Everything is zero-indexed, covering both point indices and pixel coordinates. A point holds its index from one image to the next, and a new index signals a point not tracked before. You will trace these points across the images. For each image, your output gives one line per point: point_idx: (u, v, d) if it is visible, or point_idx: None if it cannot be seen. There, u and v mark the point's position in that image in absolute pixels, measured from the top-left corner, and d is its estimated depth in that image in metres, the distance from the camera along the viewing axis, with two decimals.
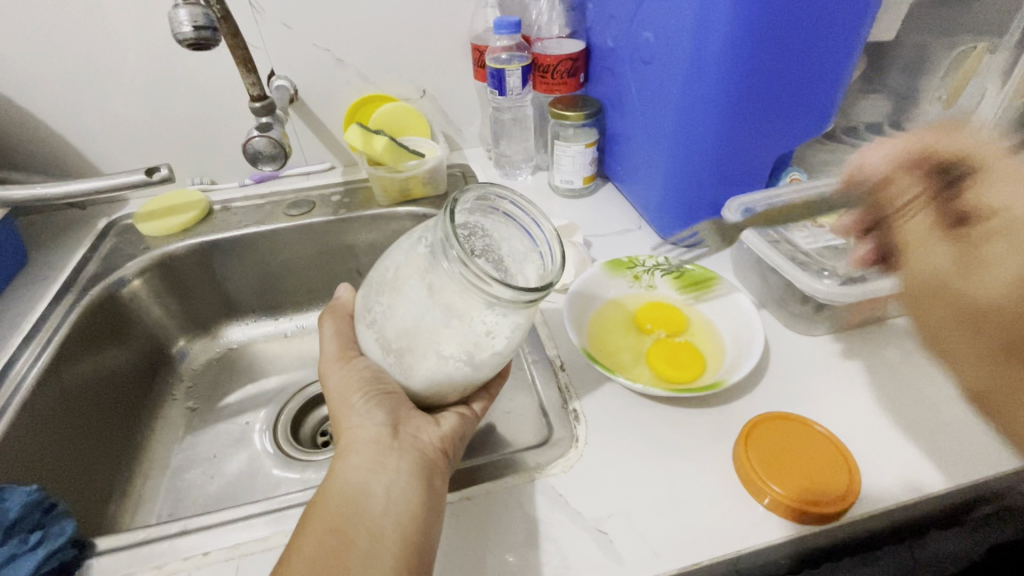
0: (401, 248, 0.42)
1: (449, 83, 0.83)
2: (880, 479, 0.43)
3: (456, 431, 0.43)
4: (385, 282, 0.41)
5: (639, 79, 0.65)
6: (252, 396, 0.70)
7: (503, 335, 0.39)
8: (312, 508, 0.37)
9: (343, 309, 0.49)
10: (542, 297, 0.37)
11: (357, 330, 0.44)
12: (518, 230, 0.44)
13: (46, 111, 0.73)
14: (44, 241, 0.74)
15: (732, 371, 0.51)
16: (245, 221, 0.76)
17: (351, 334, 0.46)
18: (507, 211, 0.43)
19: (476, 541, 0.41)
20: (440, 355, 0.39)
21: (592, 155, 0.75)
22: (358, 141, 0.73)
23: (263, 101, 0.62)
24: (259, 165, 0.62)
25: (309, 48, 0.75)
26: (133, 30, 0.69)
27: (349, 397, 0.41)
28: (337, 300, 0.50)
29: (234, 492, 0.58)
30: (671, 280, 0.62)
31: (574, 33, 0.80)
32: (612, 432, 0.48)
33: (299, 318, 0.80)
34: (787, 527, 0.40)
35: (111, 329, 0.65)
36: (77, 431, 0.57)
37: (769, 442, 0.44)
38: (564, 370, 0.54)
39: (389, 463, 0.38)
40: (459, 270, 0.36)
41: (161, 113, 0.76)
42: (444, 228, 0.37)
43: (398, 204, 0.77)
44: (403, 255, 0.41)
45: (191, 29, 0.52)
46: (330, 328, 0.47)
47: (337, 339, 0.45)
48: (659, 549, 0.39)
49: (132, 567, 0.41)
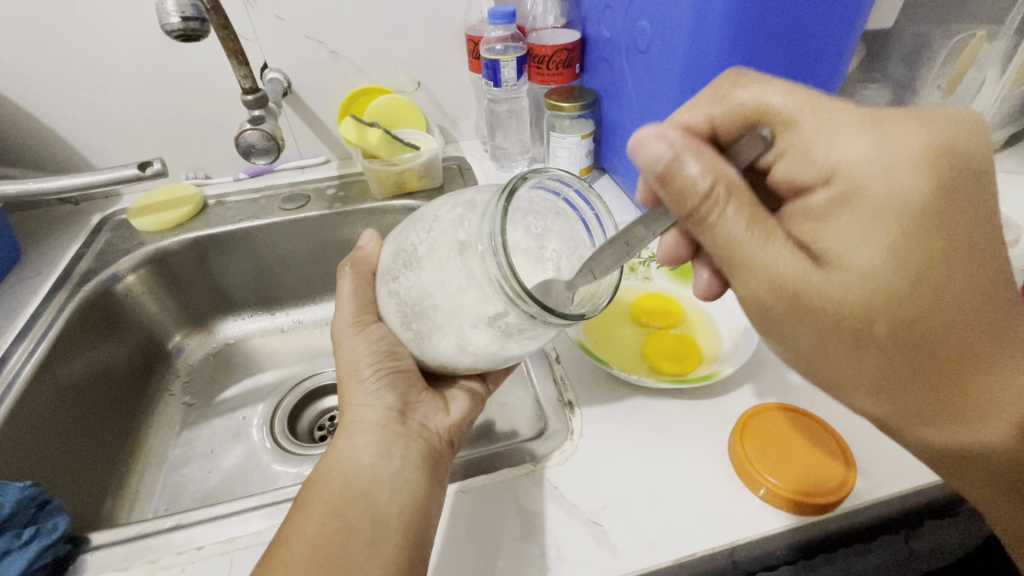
0: (442, 220, 0.39)
1: (443, 76, 0.83)
2: (877, 470, 0.43)
3: (466, 417, 0.44)
4: (414, 257, 0.39)
5: (637, 70, 0.64)
6: (248, 392, 0.70)
7: (532, 340, 0.37)
8: (316, 488, 0.36)
9: (364, 264, 0.46)
10: (571, 325, 0.35)
11: (377, 292, 0.43)
12: (575, 218, 0.42)
13: (38, 106, 0.72)
14: (37, 237, 0.74)
15: (728, 361, 0.50)
16: (239, 216, 0.75)
17: (371, 294, 0.45)
18: (569, 199, 0.41)
19: (472, 533, 0.41)
20: (461, 346, 0.38)
21: (588, 147, 0.74)
22: (352, 133, 0.72)
23: (255, 94, 0.61)
24: (252, 159, 0.62)
25: (301, 40, 0.74)
26: (122, 23, 0.68)
27: (361, 371, 0.41)
28: (362, 252, 0.48)
29: (230, 487, 0.58)
30: (666, 271, 0.62)
31: (569, 24, 0.79)
32: (608, 425, 0.47)
33: (295, 313, 0.79)
34: (782, 518, 0.40)
35: (107, 324, 0.65)
36: (72, 427, 0.56)
37: (766, 433, 0.44)
38: (559, 363, 0.54)
39: (396, 451, 0.38)
40: (497, 274, 0.34)
41: (153, 107, 0.75)
42: (493, 220, 0.34)
43: (394, 197, 0.76)
44: (440, 230, 0.38)
45: (179, 20, 0.51)
46: (348, 283, 0.45)
47: (355, 300, 0.44)
48: (655, 541, 0.39)
49: (127, 562, 0.40)
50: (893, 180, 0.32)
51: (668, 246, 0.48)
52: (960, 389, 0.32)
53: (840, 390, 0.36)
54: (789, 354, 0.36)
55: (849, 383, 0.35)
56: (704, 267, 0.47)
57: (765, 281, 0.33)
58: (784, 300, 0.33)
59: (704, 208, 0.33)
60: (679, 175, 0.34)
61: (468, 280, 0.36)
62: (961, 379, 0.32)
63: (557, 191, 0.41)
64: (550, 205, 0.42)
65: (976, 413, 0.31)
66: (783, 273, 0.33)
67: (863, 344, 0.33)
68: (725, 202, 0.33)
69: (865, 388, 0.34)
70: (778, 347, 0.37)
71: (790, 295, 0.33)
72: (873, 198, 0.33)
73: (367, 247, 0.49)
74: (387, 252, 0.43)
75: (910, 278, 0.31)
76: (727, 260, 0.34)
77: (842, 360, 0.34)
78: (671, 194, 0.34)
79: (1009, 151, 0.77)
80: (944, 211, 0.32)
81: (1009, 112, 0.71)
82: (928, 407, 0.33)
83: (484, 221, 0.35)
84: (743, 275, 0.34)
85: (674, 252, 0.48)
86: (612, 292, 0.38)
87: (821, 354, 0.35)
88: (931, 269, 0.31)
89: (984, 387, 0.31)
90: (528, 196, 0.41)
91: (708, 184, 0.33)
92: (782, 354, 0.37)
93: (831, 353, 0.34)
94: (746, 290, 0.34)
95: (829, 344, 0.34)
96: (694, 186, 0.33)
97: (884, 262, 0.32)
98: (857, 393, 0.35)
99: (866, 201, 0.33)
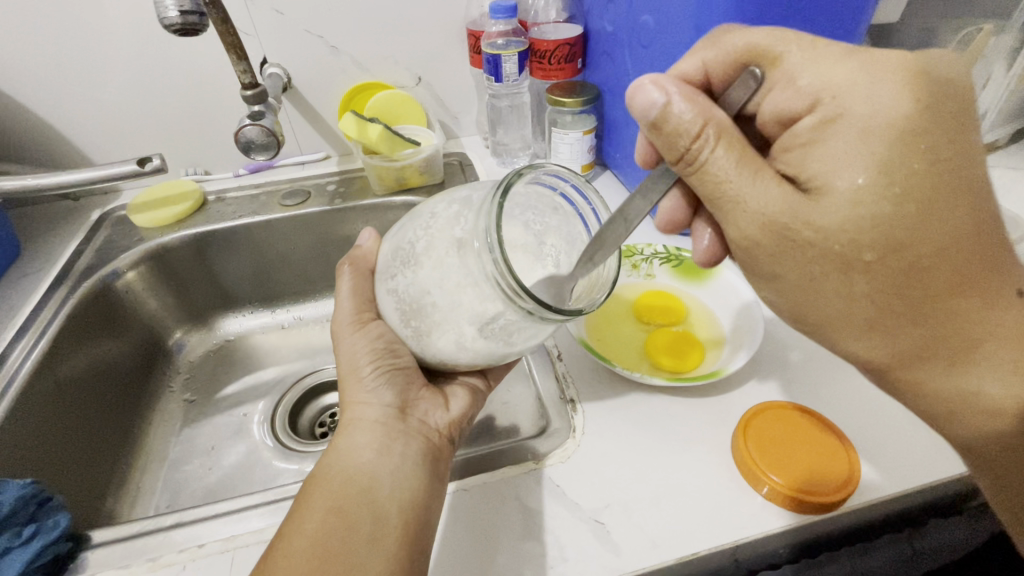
0: (439, 217, 0.39)
1: (444, 70, 0.82)
2: (878, 467, 0.43)
3: (465, 414, 0.43)
4: (412, 255, 0.39)
5: (638, 63, 0.64)
6: (249, 388, 0.70)
7: (530, 338, 0.37)
8: (316, 484, 0.36)
9: (363, 262, 0.46)
10: (569, 320, 0.35)
11: (376, 291, 0.43)
12: (572, 215, 0.43)
13: (34, 101, 0.72)
14: (36, 233, 0.74)
15: (730, 362, 0.50)
16: (239, 212, 0.75)
17: (369, 294, 0.45)
18: (566, 193, 0.42)
19: (473, 532, 0.40)
20: (459, 343, 0.37)
21: (590, 143, 0.74)
22: (353, 129, 0.71)
23: (254, 89, 0.61)
24: (252, 154, 0.62)
25: (301, 34, 0.74)
26: (121, 19, 0.68)
27: (360, 368, 0.41)
28: (360, 251, 0.48)
29: (231, 484, 0.57)
30: (670, 269, 0.61)
31: (571, 17, 0.78)
32: (611, 423, 0.47)
33: (296, 310, 0.79)
34: (785, 517, 0.40)
35: (107, 320, 0.65)
36: (70, 423, 0.56)
37: (768, 432, 0.44)
38: (562, 359, 0.53)
39: (396, 448, 0.38)
40: (492, 271, 0.34)
41: (153, 102, 0.75)
42: (489, 216, 0.34)
43: (395, 193, 0.76)
44: (438, 227, 0.38)
45: (178, 14, 0.50)
46: (347, 281, 0.45)
47: (353, 299, 0.44)
48: (658, 540, 0.39)
49: (128, 560, 0.40)
50: (880, 99, 0.32)
51: (667, 209, 0.46)
52: (951, 317, 0.33)
53: (837, 334, 0.36)
54: (783, 298, 0.37)
55: (844, 323, 0.35)
56: (700, 234, 0.46)
57: (756, 215, 0.34)
58: (776, 235, 0.34)
59: (698, 150, 0.34)
60: (669, 120, 0.34)
61: (466, 276, 0.36)
62: (945, 304, 0.32)
63: (554, 186, 0.42)
64: (547, 200, 0.43)
65: (968, 339, 0.33)
66: (763, 219, 0.34)
67: (849, 280, 0.33)
68: (718, 143, 0.34)
69: (859, 329, 0.35)
70: (771, 292, 0.38)
71: (780, 230, 0.34)
72: (852, 125, 0.32)
73: (366, 245, 0.48)
74: (383, 251, 0.43)
75: (880, 201, 0.31)
76: (720, 195, 0.34)
77: (837, 297, 0.34)
78: (664, 143, 0.35)
79: (1008, 151, 0.80)
80: (923, 135, 0.31)
81: (1013, 109, 0.74)
82: (926, 338, 0.33)
83: (480, 218, 0.35)
84: (735, 217, 0.35)
85: (672, 220, 0.46)
86: (608, 286, 0.39)
87: (816, 292, 0.35)
88: (908, 192, 0.31)
89: (975, 312, 0.32)
90: (527, 193, 0.42)
91: (699, 126, 0.34)
92: (776, 302, 0.38)
93: (828, 290, 0.34)
94: (738, 228, 0.35)
95: (823, 276, 0.34)
96: (686, 130, 0.34)
97: (864, 183, 0.32)
98: (849, 333, 0.35)
99: (856, 121, 0.32)
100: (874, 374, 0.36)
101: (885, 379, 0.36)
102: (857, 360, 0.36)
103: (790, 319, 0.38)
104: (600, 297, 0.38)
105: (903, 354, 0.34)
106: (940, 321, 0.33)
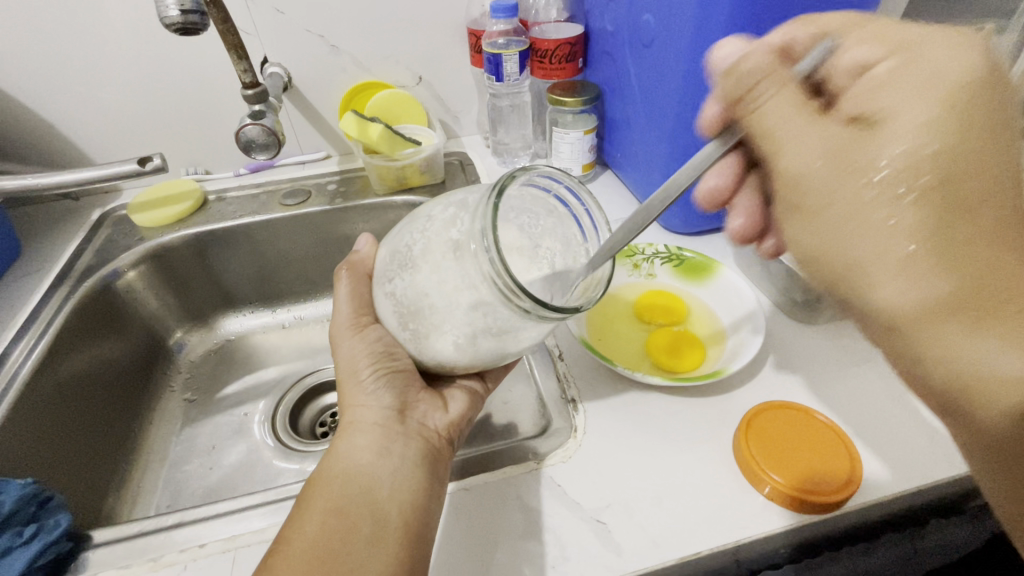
0: (433, 220, 0.39)
1: (445, 70, 0.82)
2: (879, 466, 0.43)
3: (464, 415, 0.43)
4: (408, 258, 0.39)
5: (638, 63, 0.64)
6: (250, 388, 0.70)
7: (529, 337, 0.37)
8: (315, 487, 0.36)
9: (361, 266, 0.47)
10: (568, 318, 0.35)
11: (373, 295, 0.43)
12: (567, 216, 0.43)
13: (35, 101, 0.72)
14: (37, 232, 0.74)
15: (731, 362, 0.50)
16: (240, 212, 0.75)
17: (367, 298, 0.45)
18: (560, 195, 0.42)
19: (473, 531, 0.40)
20: (457, 344, 0.37)
21: (591, 142, 0.74)
22: (353, 128, 0.71)
23: (255, 89, 0.61)
24: (252, 154, 0.62)
25: (302, 34, 0.74)
26: (122, 19, 0.68)
27: (359, 370, 0.41)
28: (358, 255, 0.49)
29: (232, 483, 0.57)
30: (670, 269, 0.61)
31: (572, 16, 0.78)
32: (611, 423, 0.47)
33: (297, 309, 0.79)
34: (786, 517, 0.40)
35: (107, 320, 0.65)
36: (71, 422, 0.56)
37: (768, 431, 0.44)
38: (563, 359, 0.53)
39: (395, 450, 0.38)
40: (489, 271, 0.34)
41: (153, 101, 0.75)
42: (485, 218, 0.34)
43: (396, 193, 0.75)
44: (434, 230, 0.38)
45: (178, 13, 0.50)
46: (345, 285, 0.45)
47: (351, 303, 0.44)
48: (659, 540, 0.39)
49: (129, 560, 0.40)
50: (958, 56, 0.29)
51: (712, 184, 0.47)
52: (1000, 274, 0.27)
53: (863, 275, 0.29)
54: (816, 237, 0.31)
55: (880, 262, 0.29)
56: (738, 212, 0.47)
57: (818, 141, 0.31)
58: (830, 160, 0.30)
59: (755, 92, 0.33)
60: (743, 63, 0.33)
61: (464, 278, 0.36)
62: (996, 258, 0.27)
63: (548, 188, 0.41)
64: (542, 202, 0.43)
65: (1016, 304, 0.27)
66: (818, 149, 0.30)
67: (908, 205, 0.28)
68: (778, 85, 0.33)
69: (896, 266, 0.28)
70: (803, 236, 0.32)
71: (835, 155, 0.30)
72: (926, 66, 0.30)
73: (363, 251, 0.49)
74: (380, 256, 0.43)
75: (952, 130, 0.28)
76: (770, 132, 0.32)
77: (875, 229, 0.29)
78: (728, 86, 0.34)
79: None
80: (994, 87, 0.29)
81: None
82: (965, 288, 0.27)
83: (476, 219, 0.35)
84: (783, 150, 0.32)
85: (715, 192, 0.47)
86: (603, 285, 0.39)
87: (850, 224, 0.30)
88: (980, 132, 0.28)
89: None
90: (521, 195, 0.42)
91: (768, 69, 0.33)
92: (807, 246, 0.32)
93: (865, 221, 0.29)
94: (791, 156, 0.31)
95: (866, 204, 0.29)
96: (754, 72, 0.33)
97: (933, 112, 0.28)
98: (889, 273, 0.28)
99: (930, 70, 0.29)
100: (901, 336, 0.30)
101: (904, 341, 0.30)
102: (882, 309, 0.30)
103: (813, 266, 0.32)
104: (595, 296, 0.37)
105: (944, 306, 0.28)
106: (985, 274, 0.27)
